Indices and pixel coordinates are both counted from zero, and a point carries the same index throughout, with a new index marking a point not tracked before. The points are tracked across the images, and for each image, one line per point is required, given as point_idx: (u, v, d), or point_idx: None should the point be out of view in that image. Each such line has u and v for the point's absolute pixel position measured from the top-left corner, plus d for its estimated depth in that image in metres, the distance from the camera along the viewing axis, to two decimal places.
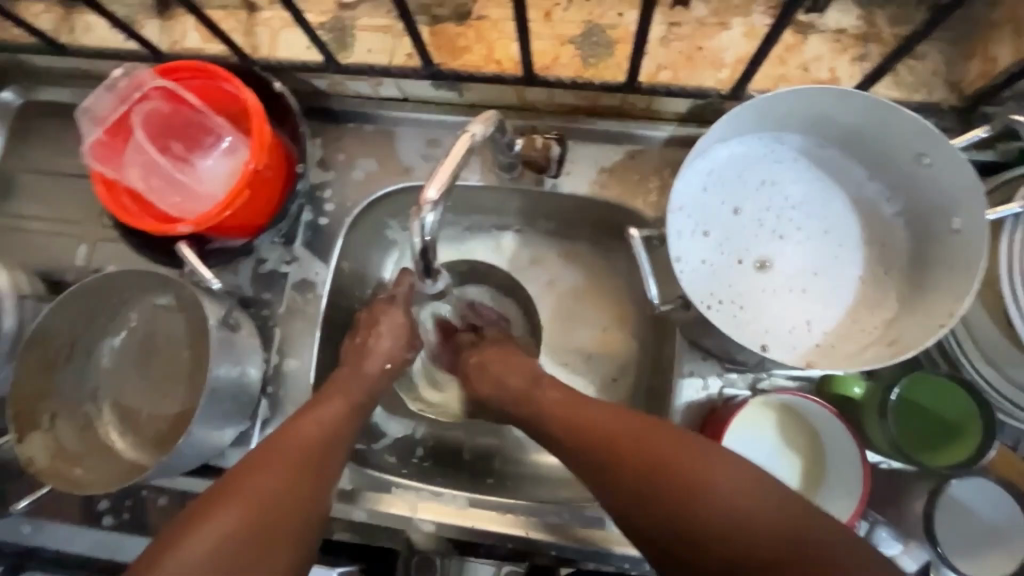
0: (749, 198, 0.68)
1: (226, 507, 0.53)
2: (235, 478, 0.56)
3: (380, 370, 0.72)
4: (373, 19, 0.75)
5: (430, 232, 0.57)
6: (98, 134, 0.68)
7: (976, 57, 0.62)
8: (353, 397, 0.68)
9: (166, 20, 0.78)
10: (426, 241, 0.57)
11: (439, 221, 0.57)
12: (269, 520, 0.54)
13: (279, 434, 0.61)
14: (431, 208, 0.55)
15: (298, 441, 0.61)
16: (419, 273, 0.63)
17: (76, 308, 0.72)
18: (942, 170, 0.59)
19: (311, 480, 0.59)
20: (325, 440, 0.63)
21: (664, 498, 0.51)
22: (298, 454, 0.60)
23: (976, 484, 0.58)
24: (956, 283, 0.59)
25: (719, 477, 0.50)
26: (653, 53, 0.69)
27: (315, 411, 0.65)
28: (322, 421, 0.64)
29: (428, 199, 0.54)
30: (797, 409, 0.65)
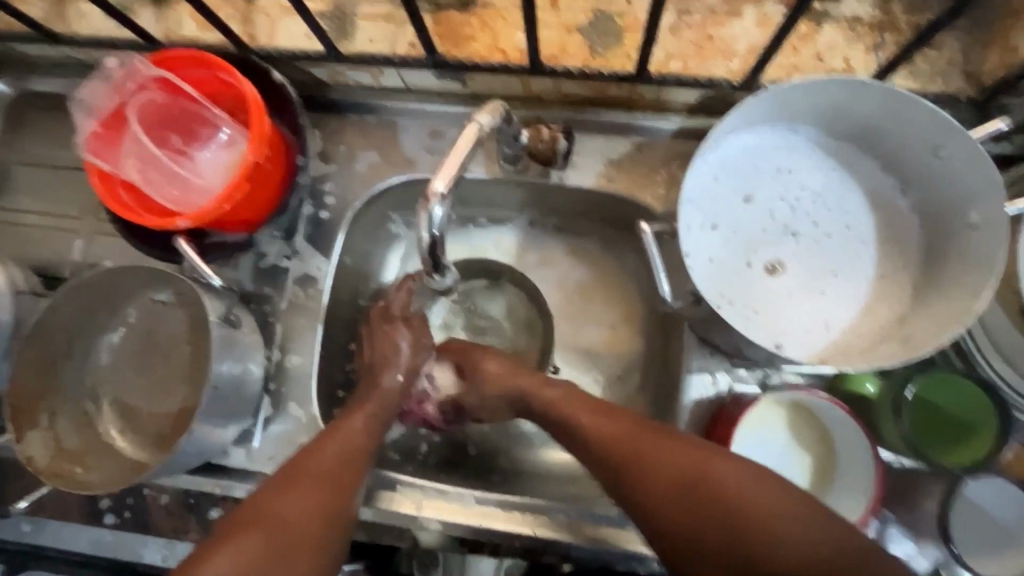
0: (761, 191, 0.67)
1: (248, 532, 0.53)
2: (260, 501, 0.56)
3: (391, 384, 0.70)
4: (374, 7, 0.73)
5: (438, 227, 0.55)
6: (93, 125, 0.66)
7: (995, 46, 0.61)
8: (372, 410, 0.68)
9: (161, 8, 0.76)
10: (435, 235, 0.55)
11: (447, 216, 0.56)
12: (292, 549, 0.55)
13: (304, 454, 0.61)
14: (440, 201, 0.53)
15: (322, 460, 0.61)
16: (426, 269, 0.60)
17: (73, 304, 0.71)
18: (961, 163, 0.58)
19: (336, 502, 0.59)
20: (346, 458, 0.62)
21: (717, 531, 0.51)
22: (322, 475, 0.60)
23: (991, 486, 0.56)
24: (972, 278, 0.58)
25: (771, 506, 0.50)
26: (663, 41, 0.67)
27: (339, 429, 0.64)
28: (346, 440, 0.64)
29: (436, 192, 0.53)
30: (809, 407, 0.64)
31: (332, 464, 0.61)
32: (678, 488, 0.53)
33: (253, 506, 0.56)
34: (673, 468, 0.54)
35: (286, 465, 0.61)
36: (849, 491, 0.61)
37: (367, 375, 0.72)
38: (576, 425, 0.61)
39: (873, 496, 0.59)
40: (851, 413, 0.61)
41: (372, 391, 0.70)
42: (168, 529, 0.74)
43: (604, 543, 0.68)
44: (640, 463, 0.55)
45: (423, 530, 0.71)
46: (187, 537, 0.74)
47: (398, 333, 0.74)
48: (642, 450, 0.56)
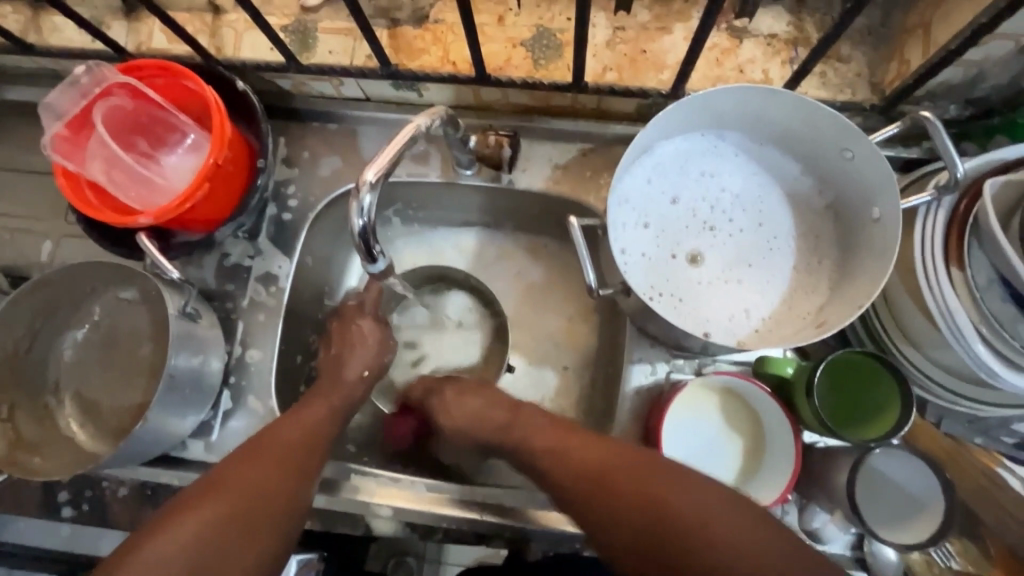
0: (691, 191, 0.72)
1: (206, 501, 0.55)
2: (218, 475, 0.58)
3: (357, 378, 0.73)
4: (334, 22, 0.78)
5: (369, 214, 0.59)
6: (58, 127, 0.69)
7: (894, 59, 0.67)
8: (336, 400, 0.70)
9: (133, 22, 0.81)
10: (364, 223, 0.59)
11: (378, 204, 0.59)
12: (249, 516, 0.56)
13: (262, 436, 0.63)
14: (369, 189, 0.57)
15: (281, 441, 0.63)
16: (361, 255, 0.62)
17: (36, 300, 0.73)
18: (863, 163, 0.63)
19: (289, 477, 0.61)
20: (305, 440, 0.64)
21: (609, 500, 0.54)
22: (279, 454, 0.62)
23: (896, 456, 0.60)
24: (876, 267, 0.63)
25: (673, 492, 0.52)
26: (600, 55, 0.73)
27: (302, 411, 0.67)
28: (308, 419, 0.67)
29: (366, 181, 0.57)
30: (740, 391, 0.68)
31: (292, 445, 0.63)
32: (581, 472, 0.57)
33: (212, 480, 0.58)
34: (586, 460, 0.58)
35: (244, 447, 0.62)
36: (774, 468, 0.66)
37: (333, 363, 0.75)
38: (520, 432, 0.65)
39: (793, 473, 0.64)
40: (774, 399, 0.66)
41: (338, 389, 0.72)
42: (125, 522, 0.75)
43: (546, 525, 0.70)
44: (552, 452, 0.61)
45: (376, 519, 0.74)
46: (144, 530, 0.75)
47: (356, 328, 0.77)
48: (557, 445, 0.61)
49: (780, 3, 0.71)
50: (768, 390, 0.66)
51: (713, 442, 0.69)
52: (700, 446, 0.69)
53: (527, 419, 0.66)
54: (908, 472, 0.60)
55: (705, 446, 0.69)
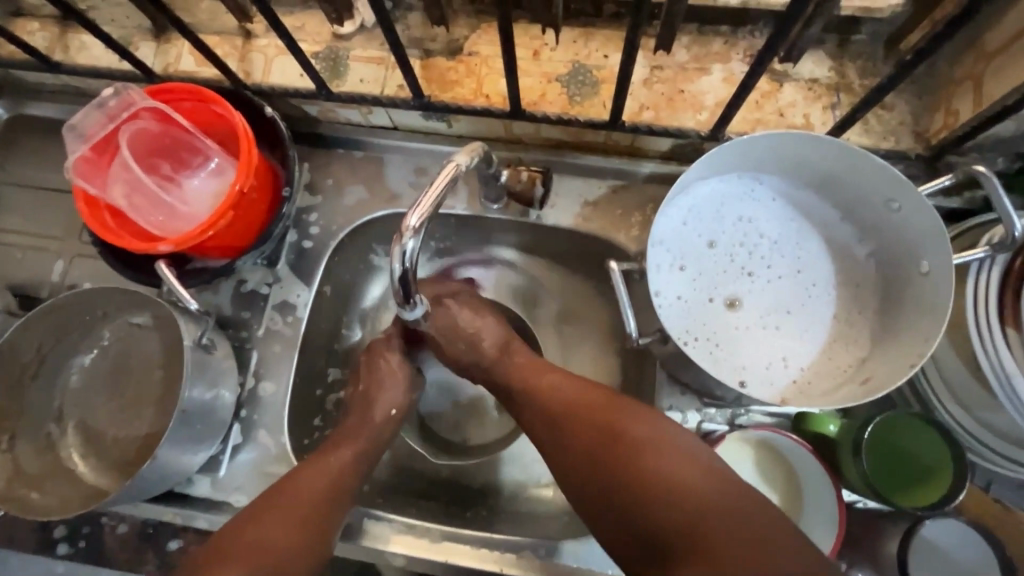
0: (727, 235, 0.70)
1: (228, 563, 0.51)
2: (236, 535, 0.55)
3: (385, 418, 0.71)
4: (366, 50, 0.77)
5: (410, 260, 0.57)
6: (83, 150, 0.68)
7: (940, 109, 0.66)
8: (360, 444, 0.68)
9: (163, 43, 0.80)
10: (406, 269, 0.57)
11: (420, 248, 0.58)
12: (282, 566, 0.54)
13: (285, 486, 0.61)
14: (413, 234, 0.55)
15: (308, 492, 0.60)
16: (397, 300, 0.62)
17: (47, 324, 0.71)
18: (911, 215, 0.61)
19: (312, 530, 0.58)
20: (330, 491, 0.62)
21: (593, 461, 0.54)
22: (303, 508, 0.59)
23: (947, 527, 0.57)
24: (924, 324, 0.60)
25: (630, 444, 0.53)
26: (637, 93, 0.72)
27: (326, 457, 0.65)
28: (330, 468, 0.63)
29: (410, 226, 0.55)
30: (783, 449, 0.65)
31: (315, 497, 0.60)
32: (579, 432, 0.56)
33: (228, 538, 0.54)
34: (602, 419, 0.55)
35: (259, 501, 0.59)
36: (813, 531, 0.62)
37: (357, 404, 0.72)
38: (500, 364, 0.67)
39: (835, 537, 0.60)
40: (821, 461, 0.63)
41: (366, 432, 0.69)
42: (123, 561, 0.71)
43: None
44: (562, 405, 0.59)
45: (388, 566, 0.70)
46: (142, 570, 0.71)
47: (373, 360, 0.75)
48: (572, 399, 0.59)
49: (821, 48, 0.70)
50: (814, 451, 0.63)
51: None
52: None
53: (559, 385, 0.62)
54: (961, 542, 0.57)
55: None
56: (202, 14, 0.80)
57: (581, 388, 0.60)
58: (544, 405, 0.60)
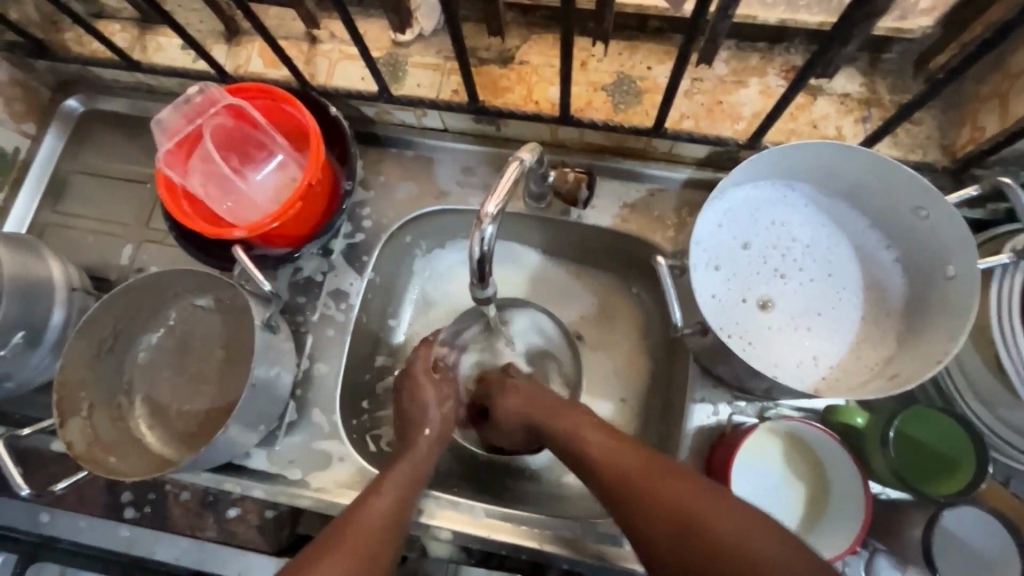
0: (760, 238, 0.74)
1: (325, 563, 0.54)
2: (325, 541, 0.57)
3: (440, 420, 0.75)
4: (424, 57, 0.83)
5: (488, 244, 0.62)
6: (167, 143, 0.74)
7: (966, 125, 0.70)
8: (414, 461, 0.70)
9: (234, 46, 0.86)
10: (483, 252, 0.62)
11: (495, 234, 0.63)
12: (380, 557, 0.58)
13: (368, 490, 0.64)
14: (491, 221, 0.60)
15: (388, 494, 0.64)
16: (471, 279, 0.66)
17: (122, 304, 0.76)
18: (938, 223, 0.65)
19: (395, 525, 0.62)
20: (403, 500, 0.65)
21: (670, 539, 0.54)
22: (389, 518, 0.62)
23: (969, 514, 0.60)
24: (949, 324, 0.64)
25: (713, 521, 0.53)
26: (679, 103, 0.77)
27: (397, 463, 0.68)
28: (397, 481, 0.66)
29: (487, 214, 0.60)
30: (815, 446, 0.69)
31: (390, 509, 0.63)
32: (645, 506, 0.56)
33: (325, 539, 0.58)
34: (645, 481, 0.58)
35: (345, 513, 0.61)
36: (839, 522, 0.66)
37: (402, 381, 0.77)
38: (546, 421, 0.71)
39: (861, 528, 0.64)
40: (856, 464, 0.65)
41: None
42: (185, 527, 0.76)
43: (605, 559, 0.70)
44: (631, 478, 0.59)
45: (433, 539, 0.74)
46: (201, 536, 0.76)
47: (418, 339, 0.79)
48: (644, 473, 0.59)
49: (854, 65, 0.74)
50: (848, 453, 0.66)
51: (773, 489, 0.69)
52: (762, 491, 0.69)
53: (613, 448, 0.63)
54: (979, 529, 0.60)
55: (768, 491, 0.69)
56: (271, 20, 0.86)
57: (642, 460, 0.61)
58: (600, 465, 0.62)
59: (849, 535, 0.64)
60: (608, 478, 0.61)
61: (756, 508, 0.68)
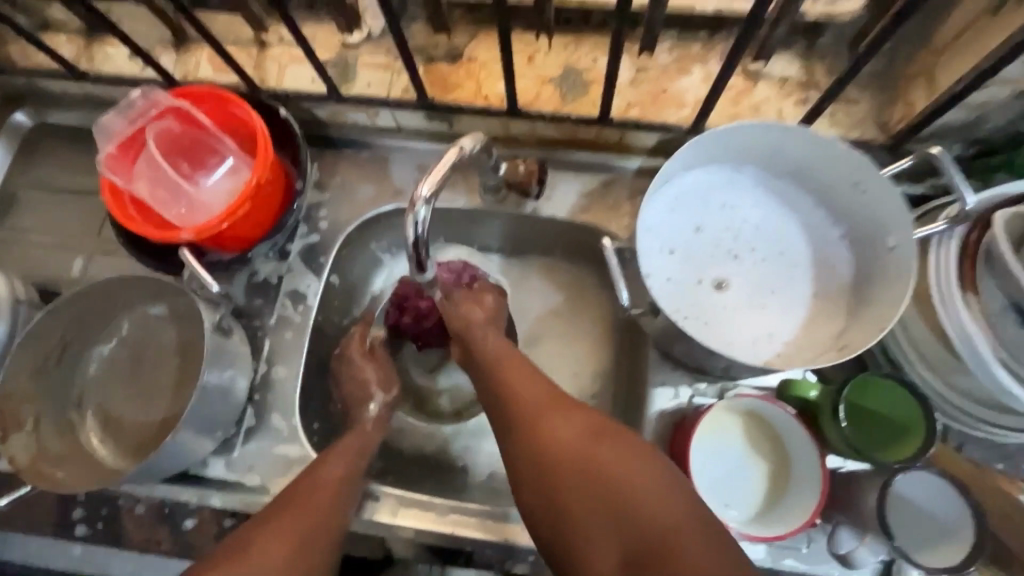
0: (711, 220, 0.75)
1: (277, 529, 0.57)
2: (273, 515, 0.59)
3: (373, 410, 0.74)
4: (373, 57, 0.83)
5: (423, 227, 0.62)
6: (111, 147, 0.73)
7: (900, 102, 0.72)
8: (351, 454, 0.68)
9: (183, 53, 0.86)
10: (419, 234, 0.62)
11: (431, 216, 0.63)
12: (311, 548, 0.58)
13: (305, 474, 0.65)
14: (424, 203, 0.60)
15: (321, 482, 0.64)
16: (412, 266, 0.66)
17: (69, 314, 0.74)
18: (877, 195, 0.67)
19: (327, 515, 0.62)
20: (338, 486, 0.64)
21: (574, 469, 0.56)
22: (323, 494, 0.63)
23: (915, 477, 0.61)
24: (893, 293, 0.65)
25: (625, 466, 0.54)
26: (624, 92, 0.78)
27: (337, 448, 0.68)
28: (342, 458, 0.67)
29: (421, 195, 0.60)
30: (805, 493, 0.66)
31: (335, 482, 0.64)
32: (557, 444, 0.58)
33: (275, 506, 0.61)
34: (539, 404, 0.61)
35: (279, 497, 0.62)
36: (799, 496, 0.66)
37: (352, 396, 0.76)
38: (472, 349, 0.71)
39: (819, 499, 0.63)
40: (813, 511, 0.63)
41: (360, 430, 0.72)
42: (141, 541, 0.74)
43: None
44: (537, 415, 0.60)
45: (397, 539, 0.72)
46: (158, 549, 0.74)
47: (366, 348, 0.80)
48: (581, 451, 0.56)
49: (791, 50, 0.77)
50: (815, 516, 0.63)
51: (728, 477, 0.69)
52: (725, 471, 0.69)
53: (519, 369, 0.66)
54: (930, 493, 0.61)
55: (730, 470, 0.69)
56: (221, 25, 0.86)
57: (544, 390, 0.63)
58: (511, 396, 0.63)
59: (808, 507, 0.64)
60: (519, 409, 0.62)
61: (706, 456, 0.69)
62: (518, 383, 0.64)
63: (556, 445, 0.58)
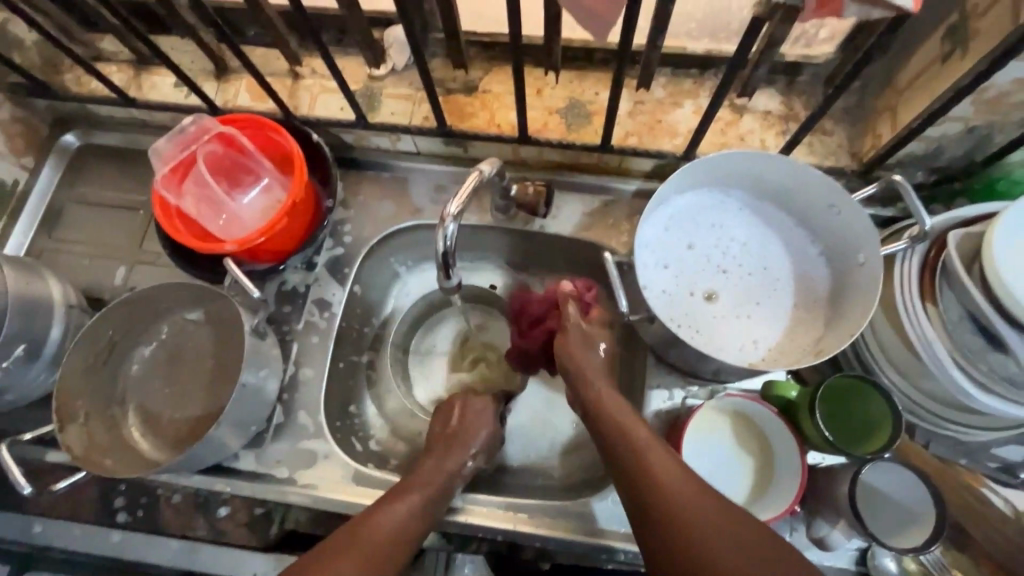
0: (702, 238, 0.83)
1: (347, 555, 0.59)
2: (349, 535, 0.61)
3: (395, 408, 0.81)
4: (396, 88, 0.92)
5: (451, 240, 0.69)
6: (162, 168, 0.81)
7: (869, 134, 0.80)
8: (429, 488, 0.70)
9: (223, 82, 0.95)
10: (447, 246, 0.69)
11: (458, 231, 0.70)
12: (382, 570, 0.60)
13: (366, 515, 0.64)
14: (452, 220, 0.68)
15: (397, 511, 0.65)
16: (439, 274, 0.74)
17: (119, 317, 0.81)
18: (849, 217, 0.75)
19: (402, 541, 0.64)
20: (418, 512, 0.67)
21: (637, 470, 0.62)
22: (398, 524, 0.64)
23: (883, 468, 0.68)
24: (864, 304, 0.73)
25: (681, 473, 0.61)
26: (623, 122, 0.87)
27: (403, 495, 0.68)
28: (423, 488, 0.70)
29: (450, 213, 0.68)
30: (786, 486, 0.72)
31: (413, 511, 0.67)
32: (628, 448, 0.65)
33: (350, 527, 0.62)
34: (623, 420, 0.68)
35: (349, 524, 0.63)
36: (781, 488, 0.72)
37: None
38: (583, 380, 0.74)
39: (798, 490, 0.70)
40: (792, 500, 0.70)
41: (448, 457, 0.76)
42: (178, 528, 0.80)
43: (576, 537, 0.75)
44: (620, 426, 0.68)
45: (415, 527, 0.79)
46: (193, 535, 0.80)
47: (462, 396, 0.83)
48: (646, 455, 0.63)
49: (772, 86, 0.86)
50: (794, 505, 0.70)
51: (718, 469, 0.75)
52: (715, 466, 0.75)
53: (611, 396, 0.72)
54: (894, 481, 0.68)
55: (720, 465, 0.76)
56: (258, 58, 0.95)
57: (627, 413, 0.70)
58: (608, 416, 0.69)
59: (788, 497, 0.71)
60: (607, 423, 0.69)
61: (699, 451, 0.76)
62: (609, 405, 0.71)
63: (629, 448, 0.65)
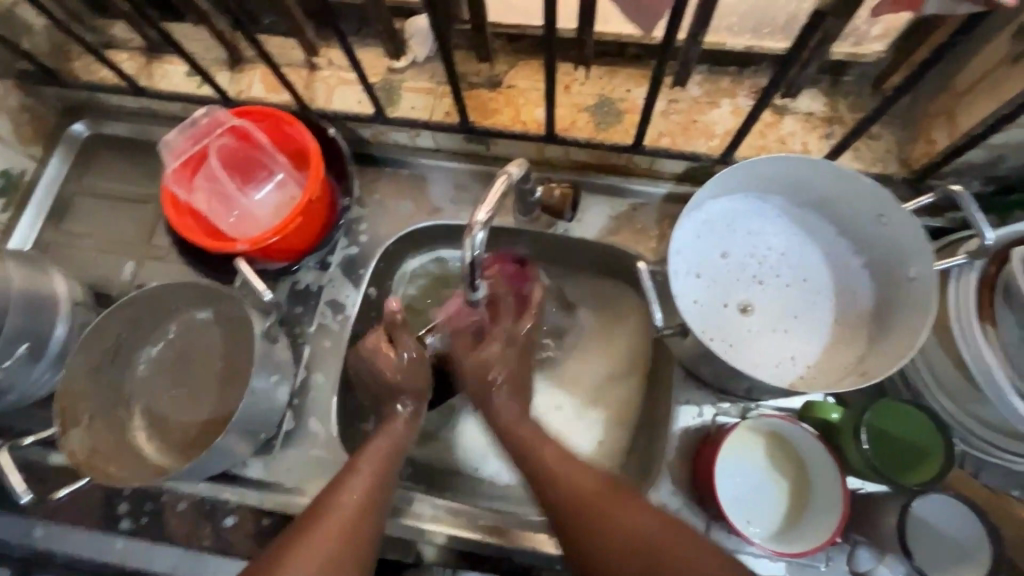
0: (736, 246, 0.79)
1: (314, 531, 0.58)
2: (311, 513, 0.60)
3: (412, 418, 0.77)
4: (417, 82, 0.88)
5: (479, 248, 0.65)
6: (173, 162, 0.78)
7: (921, 139, 0.75)
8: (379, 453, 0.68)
9: (237, 72, 0.91)
10: (474, 256, 0.65)
11: (486, 239, 0.65)
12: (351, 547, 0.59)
13: (300, 526, 0.59)
14: (481, 227, 0.63)
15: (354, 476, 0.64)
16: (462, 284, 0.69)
17: (125, 317, 0.78)
18: (899, 228, 0.70)
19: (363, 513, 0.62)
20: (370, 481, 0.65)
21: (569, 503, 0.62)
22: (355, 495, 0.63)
23: (933, 500, 0.63)
24: (913, 321, 0.68)
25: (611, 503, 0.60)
26: (656, 122, 0.82)
27: (351, 463, 0.66)
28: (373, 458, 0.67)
29: (478, 220, 0.63)
30: (825, 514, 0.68)
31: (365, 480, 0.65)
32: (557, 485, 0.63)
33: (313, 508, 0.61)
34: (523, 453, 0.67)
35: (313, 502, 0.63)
36: (820, 516, 0.68)
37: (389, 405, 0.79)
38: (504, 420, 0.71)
39: (840, 521, 0.65)
40: (834, 531, 0.65)
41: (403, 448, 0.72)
42: (183, 537, 0.77)
43: None
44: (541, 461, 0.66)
45: (429, 543, 0.76)
46: (199, 545, 0.77)
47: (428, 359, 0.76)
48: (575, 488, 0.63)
49: (816, 86, 0.81)
50: (835, 537, 0.65)
51: (750, 493, 0.71)
52: (747, 489, 0.71)
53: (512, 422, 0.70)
54: (944, 515, 0.64)
55: (753, 488, 0.71)
56: (274, 47, 0.91)
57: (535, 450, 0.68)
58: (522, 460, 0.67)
59: (829, 528, 0.66)
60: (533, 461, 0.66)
61: (730, 472, 0.72)
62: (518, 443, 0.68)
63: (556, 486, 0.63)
